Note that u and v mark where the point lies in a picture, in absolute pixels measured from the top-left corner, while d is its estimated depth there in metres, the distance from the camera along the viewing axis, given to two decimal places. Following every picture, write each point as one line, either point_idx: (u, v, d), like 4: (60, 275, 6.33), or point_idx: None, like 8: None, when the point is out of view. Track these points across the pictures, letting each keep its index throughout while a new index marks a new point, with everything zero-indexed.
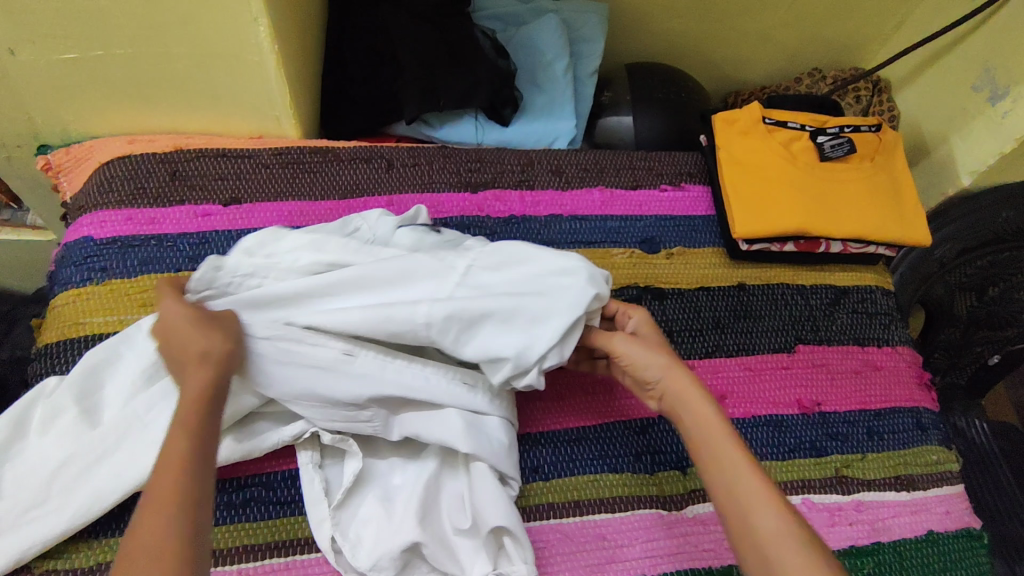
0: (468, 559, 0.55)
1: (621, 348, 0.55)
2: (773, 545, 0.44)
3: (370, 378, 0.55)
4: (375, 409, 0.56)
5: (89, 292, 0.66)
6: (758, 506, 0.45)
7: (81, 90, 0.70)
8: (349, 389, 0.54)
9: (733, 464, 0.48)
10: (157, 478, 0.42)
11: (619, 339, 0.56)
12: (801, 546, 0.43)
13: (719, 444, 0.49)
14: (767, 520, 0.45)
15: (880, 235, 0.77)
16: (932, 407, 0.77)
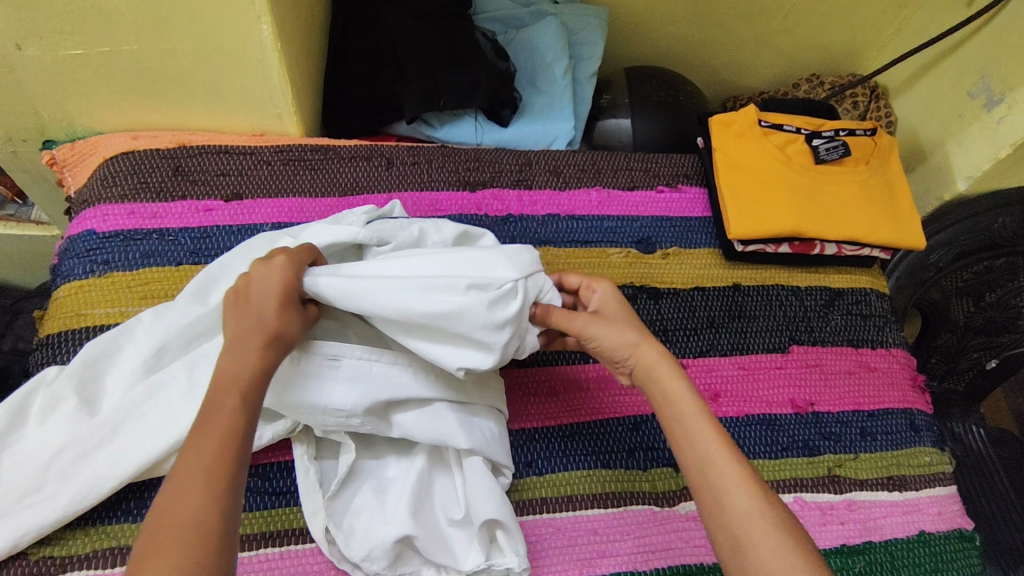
0: (462, 551, 0.56)
1: (586, 330, 0.55)
2: (743, 526, 0.45)
3: (359, 380, 0.55)
4: (368, 417, 0.55)
5: (91, 284, 0.67)
6: (730, 488, 0.47)
7: (87, 86, 0.71)
8: (340, 395, 0.54)
9: (709, 447, 0.49)
10: None
11: (586, 322, 0.55)
12: (772, 529, 0.44)
13: (696, 427, 0.50)
14: (740, 502, 0.46)
15: (874, 237, 0.78)
16: (925, 408, 0.77)
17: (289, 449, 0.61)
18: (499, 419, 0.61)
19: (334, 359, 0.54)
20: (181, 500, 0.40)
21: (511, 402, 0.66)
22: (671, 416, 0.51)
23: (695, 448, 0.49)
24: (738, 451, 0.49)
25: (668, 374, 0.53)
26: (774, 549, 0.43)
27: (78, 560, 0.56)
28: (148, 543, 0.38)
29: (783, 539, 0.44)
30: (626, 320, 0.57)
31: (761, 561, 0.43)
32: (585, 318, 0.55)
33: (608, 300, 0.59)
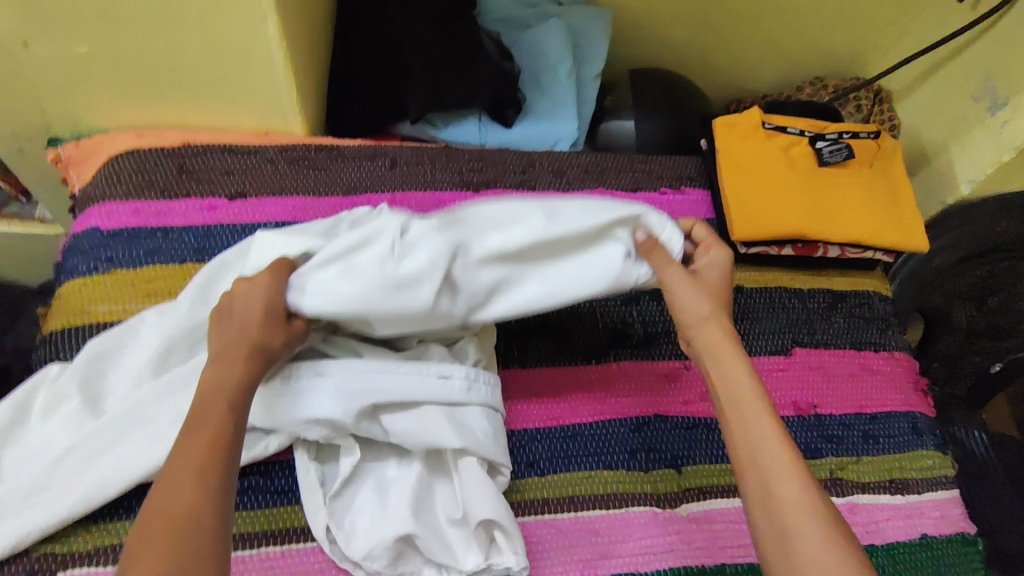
0: (463, 551, 0.56)
1: (672, 287, 0.55)
2: (791, 521, 0.44)
3: (343, 389, 0.56)
4: (357, 421, 0.56)
5: (95, 281, 0.67)
6: (783, 481, 0.46)
7: (92, 85, 0.72)
8: (324, 404, 0.55)
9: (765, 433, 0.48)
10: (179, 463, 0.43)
11: (672, 276, 0.55)
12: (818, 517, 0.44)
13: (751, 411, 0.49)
14: (790, 491, 0.45)
15: (880, 240, 0.77)
16: (928, 411, 0.77)
17: (289, 448, 0.61)
18: (496, 419, 0.61)
19: (318, 374, 0.56)
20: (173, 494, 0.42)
21: (513, 403, 0.66)
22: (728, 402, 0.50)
23: (750, 437, 0.48)
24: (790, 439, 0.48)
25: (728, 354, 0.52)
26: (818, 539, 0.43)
27: (79, 557, 0.55)
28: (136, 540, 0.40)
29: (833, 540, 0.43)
30: (716, 291, 0.57)
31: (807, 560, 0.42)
32: (675, 270, 0.55)
33: (716, 267, 0.59)
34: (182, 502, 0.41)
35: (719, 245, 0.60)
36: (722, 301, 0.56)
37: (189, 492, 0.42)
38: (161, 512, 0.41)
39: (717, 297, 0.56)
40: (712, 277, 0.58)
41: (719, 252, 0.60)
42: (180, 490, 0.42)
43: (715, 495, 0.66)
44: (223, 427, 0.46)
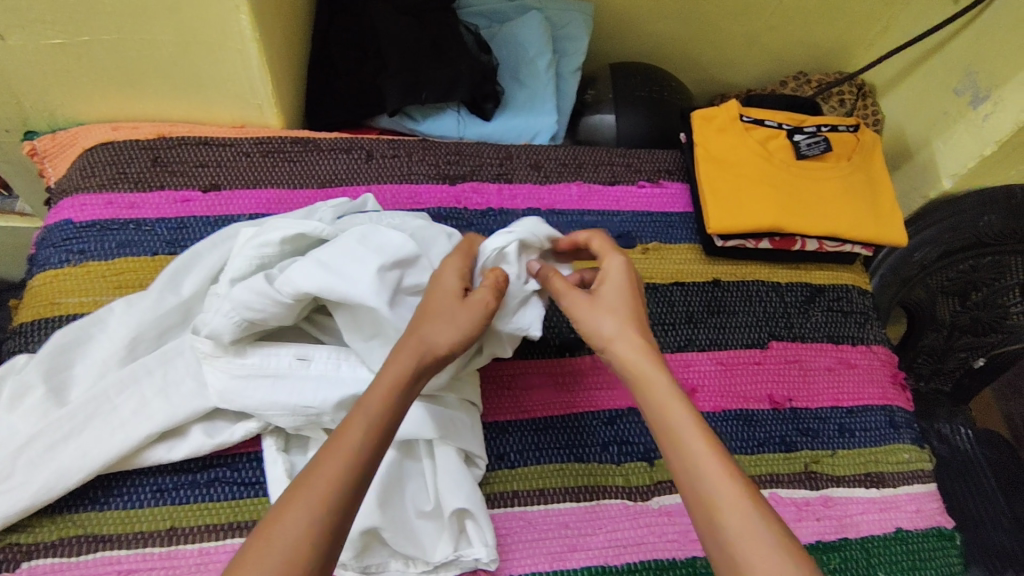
0: (431, 542, 0.56)
1: (574, 309, 0.57)
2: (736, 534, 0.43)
3: (326, 380, 0.56)
4: (337, 413, 0.56)
5: (66, 272, 0.67)
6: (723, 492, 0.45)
7: (67, 76, 0.71)
8: (304, 391, 0.55)
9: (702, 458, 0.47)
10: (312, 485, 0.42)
11: (575, 298, 0.57)
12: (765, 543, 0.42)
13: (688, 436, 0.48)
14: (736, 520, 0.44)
15: (857, 234, 0.77)
16: (906, 406, 0.76)
17: (257, 440, 0.61)
18: (471, 410, 0.60)
19: (302, 359, 0.57)
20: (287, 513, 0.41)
21: (484, 395, 0.66)
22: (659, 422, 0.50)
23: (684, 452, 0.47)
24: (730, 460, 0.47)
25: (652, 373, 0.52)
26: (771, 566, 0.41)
27: (44, 548, 0.55)
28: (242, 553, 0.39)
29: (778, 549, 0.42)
30: (620, 305, 0.56)
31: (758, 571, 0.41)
32: (579, 292, 0.57)
33: (617, 271, 0.58)
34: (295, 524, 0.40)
35: (613, 251, 0.59)
36: (629, 310, 0.56)
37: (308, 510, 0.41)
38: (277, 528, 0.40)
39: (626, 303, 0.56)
40: (611, 287, 0.57)
41: (612, 257, 0.59)
42: (301, 508, 0.41)
43: None
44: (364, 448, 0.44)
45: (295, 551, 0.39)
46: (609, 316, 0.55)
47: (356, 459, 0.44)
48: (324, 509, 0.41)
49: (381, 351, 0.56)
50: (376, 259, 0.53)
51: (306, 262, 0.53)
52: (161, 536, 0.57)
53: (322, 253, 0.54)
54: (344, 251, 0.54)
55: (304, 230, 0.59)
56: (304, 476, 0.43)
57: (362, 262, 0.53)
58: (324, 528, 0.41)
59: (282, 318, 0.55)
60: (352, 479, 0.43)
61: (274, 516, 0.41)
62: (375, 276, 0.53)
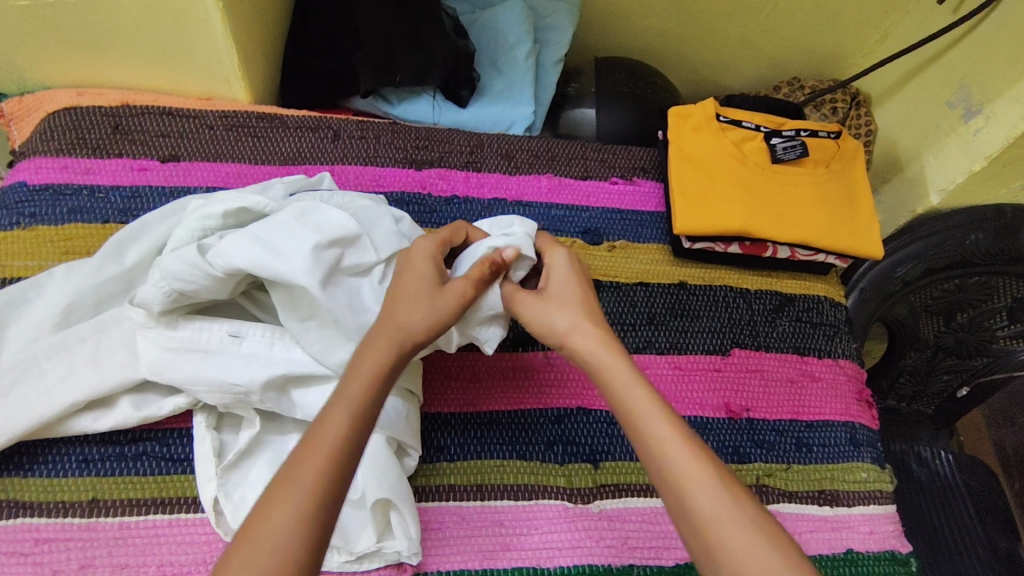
0: (354, 531, 0.54)
1: (522, 306, 0.55)
2: (712, 524, 0.42)
3: (257, 359, 0.54)
4: (265, 394, 0.54)
5: (14, 235, 0.66)
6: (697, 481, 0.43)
7: (32, 38, 0.70)
8: (233, 369, 0.54)
9: (668, 440, 0.45)
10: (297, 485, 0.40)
11: (523, 295, 0.55)
12: (741, 524, 0.41)
13: (652, 420, 0.46)
14: (709, 503, 0.42)
15: (830, 243, 0.74)
16: (870, 423, 0.74)
17: (188, 416, 0.59)
18: (410, 399, 0.59)
19: (235, 335, 0.55)
20: (273, 512, 0.39)
21: (428, 385, 0.64)
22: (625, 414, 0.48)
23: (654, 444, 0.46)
24: (696, 440, 0.45)
25: (612, 361, 0.50)
26: (748, 548, 0.40)
27: None
28: (229, 556, 0.38)
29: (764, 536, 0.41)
30: (574, 296, 0.55)
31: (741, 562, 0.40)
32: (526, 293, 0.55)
33: (558, 265, 0.57)
34: (283, 523, 0.39)
35: (555, 246, 0.59)
36: (581, 303, 0.55)
37: (294, 508, 0.39)
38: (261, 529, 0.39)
39: (579, 297, 0.55)
40: (561, 279, 0.56)
41: (557, 252, 0.58)
42: (286, 506, 0.39)
43: (631, 493, 0.64)
44: (346, 441, 0.43)
45: (287, 550, 0.38)
46: (563, 308, 0.54)
47: (337, 453, 0.42)
48: (312, 507, 0.40)
49: (317, 334, 0.54)
50: (312, 238, 0.52)
51: (242, 237, 0.52)
52: (81, 507, 0.55)
53: (259, 229, 0.53)
54: (281, 229, 0.53)
55: (249, 205, 0.58)
56: (287, 473, 0.41)
57: (298, 240, 0.52)
58: (310, 525, 0.39)
59: (213, 291, 0.53)
60: (336, 474, 0.42)
61: (258, 516, 0.39)
62: (311, 254, 0.51)
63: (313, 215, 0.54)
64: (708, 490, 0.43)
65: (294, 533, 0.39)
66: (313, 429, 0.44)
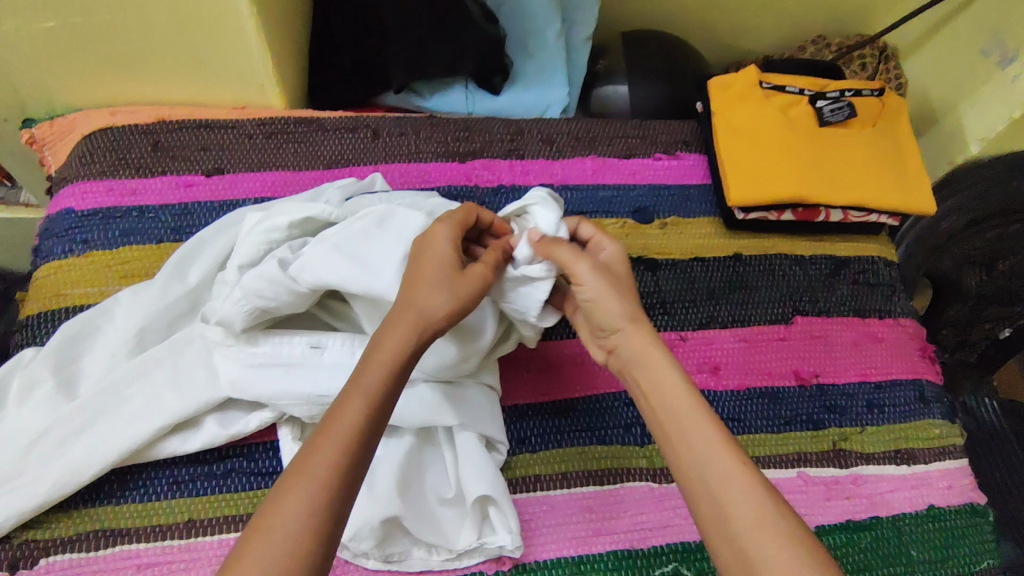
0: (454, 529, 0.55)
1: (585, 277, 0.51)
2: (748, 534, 0.41)
3: (341, 369, 0.54)
4: None
5: (70, 264, 0.65)
6: (733, 493, 0.43)
7: (62, 61, 0.68)
8: (320, 380, 0.54)
9: (709, 448, 0.45)
10: (301, 485, 0.39)
11: (585, 269, 0.51)
12: (778, 535, 0.41)
13: (691, 428, 0.46)
14: (747, 513, 0.42)
15: (883, 202, 0.74)
16: (935, 379, 0.74)
17: (271, 429, 0.60)
18: (491, 395, 0.59)
19: (316, 346, 0.55)
20: (281, 508, 0.39)
21: (503, 378, 0.64)
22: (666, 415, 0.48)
23: (690, 449, 0.46)
24: (738, 450, 0.45)
25: (656, 362, 0.50)
26: (788, 560, 0.40)
27: (61, 544, 0.54)
28: (235, 552, 0.38)
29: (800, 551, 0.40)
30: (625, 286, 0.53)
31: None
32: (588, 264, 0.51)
33: (618, 256, 0.55)
34: (289, 520, 0.38)
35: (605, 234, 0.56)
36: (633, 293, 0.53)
37: (299, 504, 0.39)
38: (265, 526, 0.38)
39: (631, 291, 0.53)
40: (622, 268, 0.55)
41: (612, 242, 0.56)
42: (289, 502, 0.39)
43: None
44: (358, 437, 0.42)
45: (292, 546, 0.37)
46: (618, 298, 0.52)
47: (353, 445, 0.42)
48: (320, 506, 0.39)
49: None
50: (399, 248, 0.52)
51: (324, 248, 0.52)
52: (178, 528, 0.55)
53: (339, 238, 0.52)
54: (364, 238, 0.53)
55: (312, 213, 0.57)
56: (301, 461, 0.41)
57: (385, 252, 0.52)
58: (324, 521, 0.39)
59: (294, 306, 0.53)
60: (351, 467, 0.41)
61: (273, 505, 0.39)
62: (401, 264, 0.51)
63: (391, 222, 0.54)
64: (746, 500, 0.43)
65: (297, 531, 0.38)
66: (329, 416, 0.43)
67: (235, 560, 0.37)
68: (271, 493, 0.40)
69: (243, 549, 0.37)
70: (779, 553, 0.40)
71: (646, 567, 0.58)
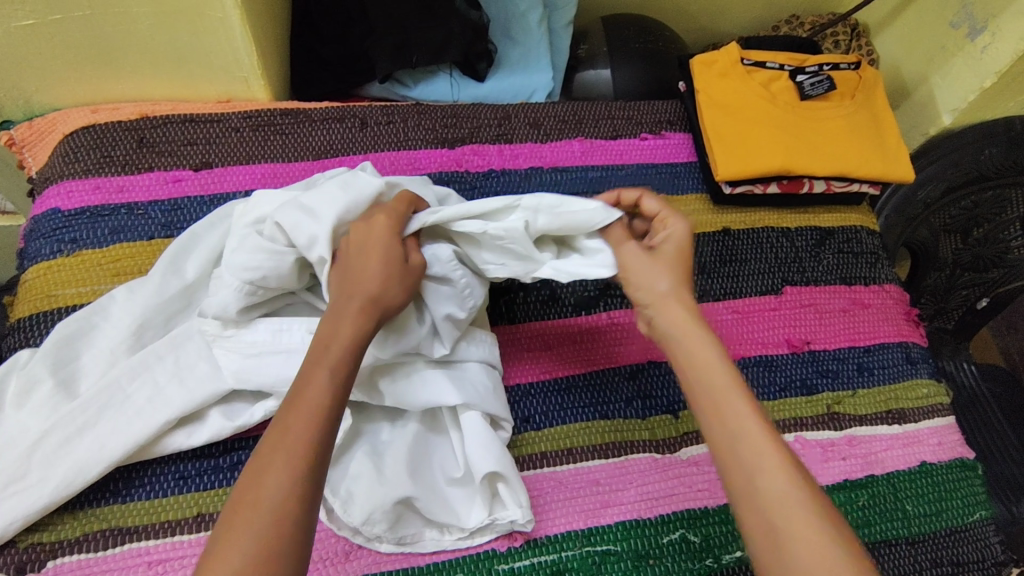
0: (464, 507, 0.56)
1: (627, 258, 0.55)
2: (777, 500, 0.41)
3: None
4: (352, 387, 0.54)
5: (60, 263, 0.64)
6: (763, 459, 0.43)
7: (41, 60, 0.67)
8: None
9: (739, 417, 0.45)
10: (282, 466, 0.40)
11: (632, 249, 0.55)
12: (805, 503, 0.41)
13: (724, 394, 0.46)
14: (777, 480, 0.42)
15: (863, 172, 0.76)
16: (921, 341, 0.77)
17: None
18: (493, 374, 0.60)
19: (317, 333, 0.55)
20: (263, 484, 0.39)
21: (504, 357, 0.65)
22: (703, 387, 0.47)
23: (721, 413, 0.46)
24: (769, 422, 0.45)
25: (696, 335, 0.49)
26: (814, 529, 0.40)
27: (68, 545, 0.53)
28: (218, 536, 0.38)
29: (824, 519, 0.40)
30: (673, 265, 0.54)
31: (802, 543, 0.40)
32: (632, 246, 0.55)
33: (676, 239, 0.55)
34: (271, 495, 0.39)
35: (673, 214, 0.57)
36: (682, 274, 0.54)
37: (277, 479, 0.39)
38: (246, 504, 0.39)
39: (677, 268, 0.54)
40: (674, 250, 0.55)
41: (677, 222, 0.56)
42: (270, 480, 0.39)
43: None
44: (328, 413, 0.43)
45: (273, 521, 0.38)
46: (663, 272, 0.53)
47: (319, 425, 0.42)
48: (299, 480, 0.40)
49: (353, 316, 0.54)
50: (345, 199, 0.53)
51: (276, 209, 0.53)
52: (188, 523, 0.55)
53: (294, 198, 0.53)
54: (313, 193, 0.54)
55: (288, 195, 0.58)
56: (271, 442, 0.41)
57: (329, 202, 0.52)
58: (299, 502, 0.39)
59: (285, 280, 0.53)
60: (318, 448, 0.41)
61: (245, 494, 0.39)
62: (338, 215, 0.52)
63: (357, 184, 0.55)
64: (775, 468, 0.43)
65: (277, 505, 0.39)
66: (293, 398, 0.43)
67: (218, 539, 0.38)
68: (246, 472, 0.40)
69: (229, 527, 0.38)
70: (807, 522, 0.40)
71: (655, 535, 0.59)
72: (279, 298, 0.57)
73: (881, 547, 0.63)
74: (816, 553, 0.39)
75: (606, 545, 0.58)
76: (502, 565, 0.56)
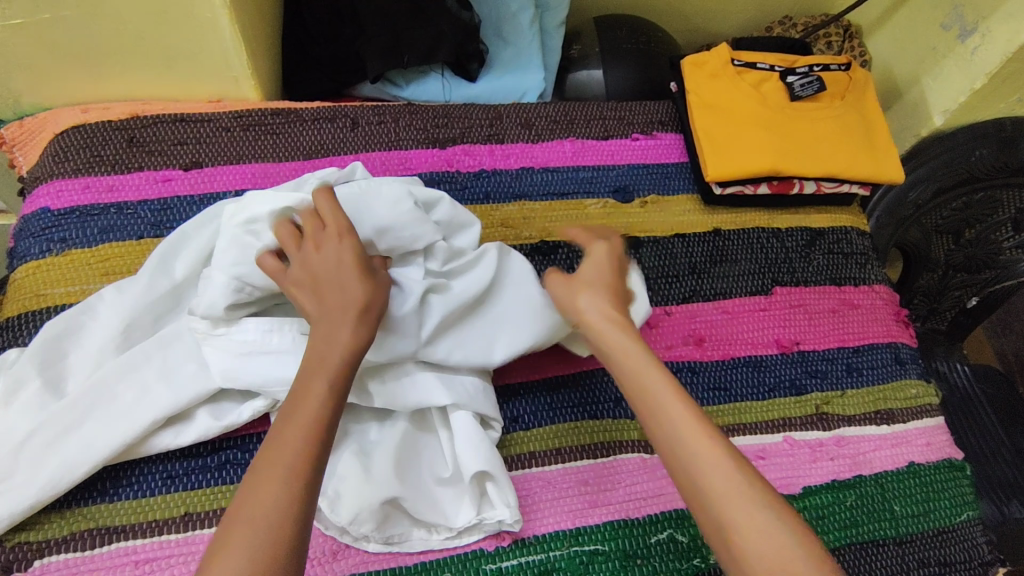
0: (452, 508, 0.56)
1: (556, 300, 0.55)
2: (723, 501, 0.41)
3: None
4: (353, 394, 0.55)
5: (49, 263, 0.64)
6: (703, 460, 0.42)
7: (30, 60, 0.67)
8: None
9: (674, 418, 0.44)
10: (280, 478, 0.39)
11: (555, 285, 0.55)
12: (750, 499, 0.41)
13: (658, 398, 0.45)
14: (720, 480, 0.41)
15: (852, 173, 0.76)
16: (910, 342, 0.77)
17: (266, 419, 0.60)
18: (484, 374, 0.60)
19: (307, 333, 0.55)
20: (260, 496, 0.39)
21: None
22: (632, 392, 0.47)
23: (656, 415, 0.45)
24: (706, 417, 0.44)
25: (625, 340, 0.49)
26: (762, 525, 0.40)
27: (55, 544, 0.53)
28: (212, 554, 0.37)
29: (771, 511, 0.40)
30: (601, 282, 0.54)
31: (754, 540, 0.39)
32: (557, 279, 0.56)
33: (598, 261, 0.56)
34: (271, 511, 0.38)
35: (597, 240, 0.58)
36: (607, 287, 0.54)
37: (276, 492, 0.39)
38: (244, 519, 0.38)
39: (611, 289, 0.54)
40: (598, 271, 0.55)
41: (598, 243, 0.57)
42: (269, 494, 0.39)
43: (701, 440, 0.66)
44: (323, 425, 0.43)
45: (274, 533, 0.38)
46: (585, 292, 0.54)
47: (316, 432, 0.42)
48: (300, 489, 0.39)
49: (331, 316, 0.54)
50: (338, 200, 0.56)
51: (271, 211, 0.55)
52: (176, 522, 0.55)
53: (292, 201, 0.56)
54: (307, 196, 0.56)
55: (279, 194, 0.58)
56: (266, 456, 0.41)
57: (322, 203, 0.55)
58: (298, 511, 0.39)
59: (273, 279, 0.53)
60: (313, 457, 0.41)
61: (242, 505, 0.39)
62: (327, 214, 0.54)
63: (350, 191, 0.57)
64: (718, 468, 0.42)
65: (276, 520, 0.38)
66: (289, 415, 0.43)
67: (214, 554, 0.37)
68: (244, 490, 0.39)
69: (224, 545, 0.37)
70: (754, 518, 0.40)
71: (642, 535, 0.59)
72: (270, 297, 0.57)
73: (868, 547, 0.63)
74: (768, 548, 0.39)
75: (593, 545, 0.58)
76: (489, 565, 0.56)
